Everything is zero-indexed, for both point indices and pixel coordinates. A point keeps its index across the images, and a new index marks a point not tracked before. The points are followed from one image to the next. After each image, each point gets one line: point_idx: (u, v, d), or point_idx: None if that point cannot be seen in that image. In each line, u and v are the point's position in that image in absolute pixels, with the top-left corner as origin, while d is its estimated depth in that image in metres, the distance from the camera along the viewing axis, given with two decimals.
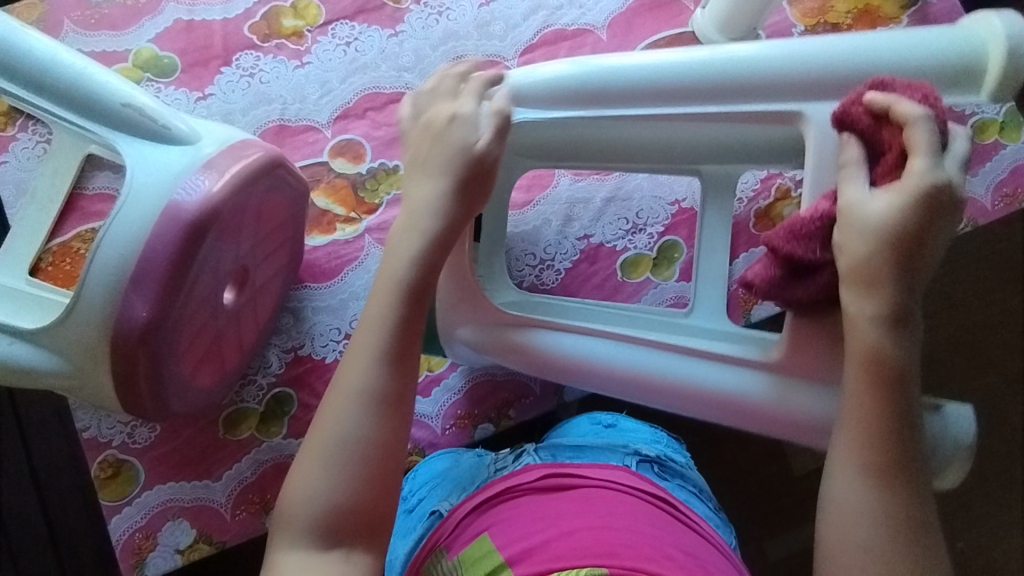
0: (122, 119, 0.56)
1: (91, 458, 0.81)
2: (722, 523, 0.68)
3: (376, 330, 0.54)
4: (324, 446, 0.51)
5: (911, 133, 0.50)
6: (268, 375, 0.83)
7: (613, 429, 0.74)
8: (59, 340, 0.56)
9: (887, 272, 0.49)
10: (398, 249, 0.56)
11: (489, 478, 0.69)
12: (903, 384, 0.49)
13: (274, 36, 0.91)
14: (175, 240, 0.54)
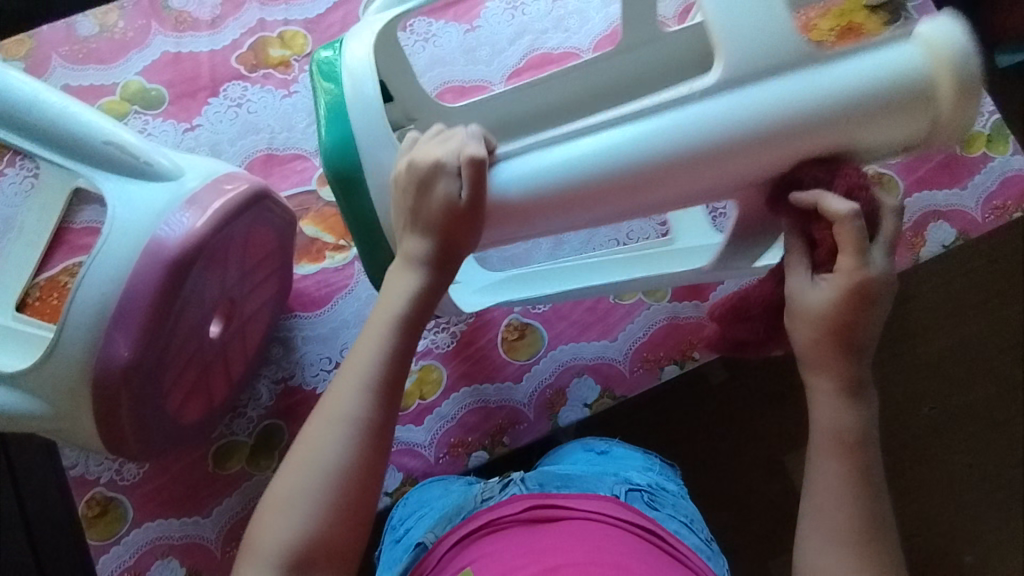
0: (104, 157, 0.55)
1: (79, 496, 0.79)
2: (714, 553, 0.67)
3: (389, 320, 0.55)
4: (339, 414, 0.52)
5: (839, 233, 0.48)
6: (258, 408, 0.82)
7: (606, 457, 0.75)
8: (40, 381, 0.55)
9: (833, 357, 0.51)
10: (367, 338, 0.55)
11: (474, 509, 0.67)
12: (867, 453, 0.51)
13: (261, 66, 0.91)
14: (157, 278, 0.54)
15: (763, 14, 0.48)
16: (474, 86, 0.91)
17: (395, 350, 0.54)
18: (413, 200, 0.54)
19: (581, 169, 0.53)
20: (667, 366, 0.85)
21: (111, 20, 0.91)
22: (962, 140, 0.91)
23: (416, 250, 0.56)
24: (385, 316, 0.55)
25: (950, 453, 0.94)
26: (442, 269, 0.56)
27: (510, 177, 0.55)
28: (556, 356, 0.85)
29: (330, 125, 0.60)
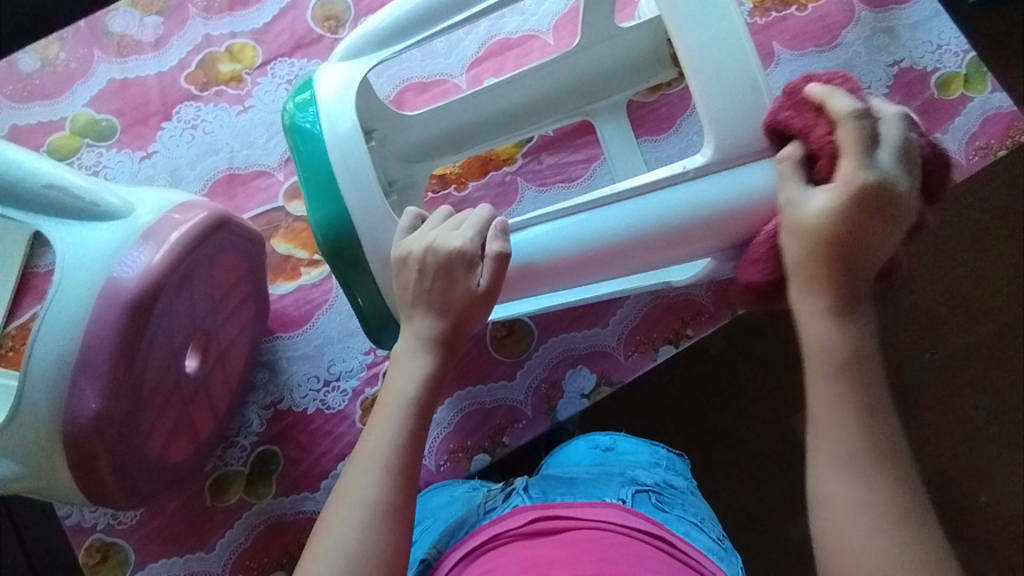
0: (48, 202, 0.52)
1: (78, 545, 0.78)
2: (726, 552, 0.65)
3: (401, 394, 0.51)
4: (354, 501, 0.48)
5: (839, 130, 0.46)
6: (250, 436, 0.80)
7: (611, 453, 0.75)
8: (9, 442, 0.52)
9: (828, 277, 0.46)
10: (379, 418, 0.51)
11: (477, 521, 0.65)
12: (864, 367, 0.45)
13: (212, 84, 0.88)
14: (117, 324, 0.51)
15: (725, 52, 0.55)
16: (435, 81, 0.89)
17: (410, 437, 0.50)
18: (430, 283, 0.52)
19: (602, 235, 0.57)
20: (661, 347, 0.83)
21: (51, 52, 0.88)
22: (939, 83, 0.89)
23: (427, 329, 0.53)
24: (397, 398, 0.51)
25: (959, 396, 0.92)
26: (449, 351, 0.53)
27: (525, 246, 0.58)
28: (549, 348, 0.83)
29: (318, 193, 0.56)
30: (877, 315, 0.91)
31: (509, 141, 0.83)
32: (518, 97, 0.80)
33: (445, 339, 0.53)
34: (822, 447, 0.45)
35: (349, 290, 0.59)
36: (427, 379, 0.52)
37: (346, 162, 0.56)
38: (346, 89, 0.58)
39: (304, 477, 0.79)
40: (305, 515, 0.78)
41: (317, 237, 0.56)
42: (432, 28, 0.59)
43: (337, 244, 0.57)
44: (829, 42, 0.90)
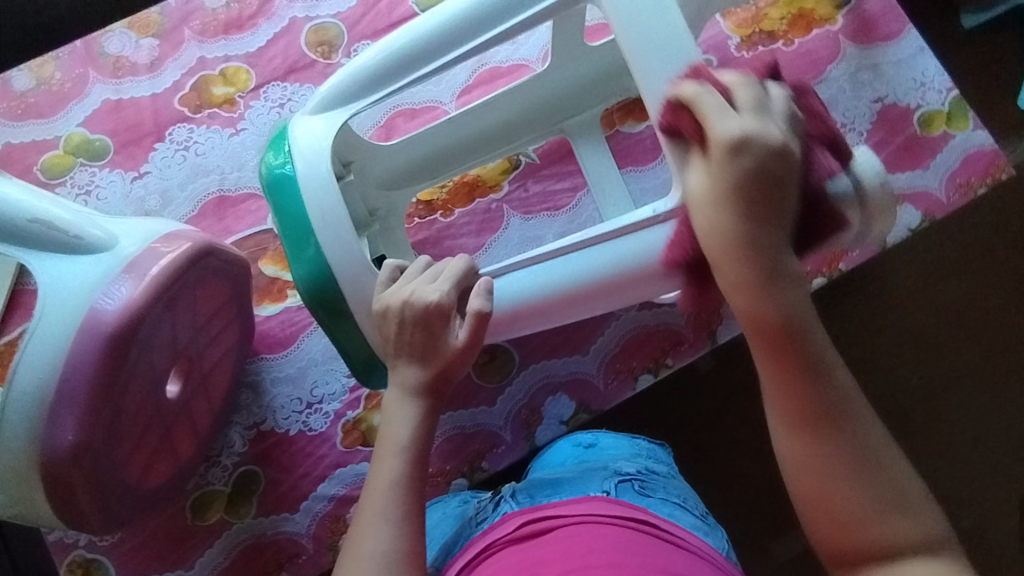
0: (31, 236, 0.53)
1: (59, 560, 0.79)
2: (710, 526, 0.68)
3: (394, 441, 0.52)
4: (365, 557, 0.48)
5: (697, 105, 0.50)
6: (232, 456, 0.81)
7: (592, 449, 0.76)
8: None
9: (731, 215, 0.46)
10: (376, 469, 0.52)
11: (470, 534, 0.66)
12: (793, 332, 0.45)
13: (205, 106, 0.89)
14: (95, 357, 0.52)
15: None
16: (425, 107, 0.90)
17: (414, 484, 0.52)
18: (410, 334, 0.54)
19: (564, 280, 0.59)
20: (640, 375, 0.84)
21: (47, 71, 0.89)
22: (921, 120, 0.90)
23: (411, 378, 0.54)
24: (393, 447, 0.52)
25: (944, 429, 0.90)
26: (437, 397, 0.54)
27: (505, 290, 0.60)
28: (529, 375, 0.84)
29: (298, 238, 0.58)
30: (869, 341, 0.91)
31: (499, 156, 0.85)
32: (492, 121, 0.83)
33: (432, 385, 0.54)
34: (776, 410, 0.45)
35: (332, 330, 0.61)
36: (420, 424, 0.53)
37: (324, 213, 0.57)
38: (319, 136, 0.59)
39: (284, 498, 0.80)
40: (285, 535, 0.80)
41: (298, 284, 0.57)
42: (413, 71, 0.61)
43: (319, 295, 0.58)
44: (814, 77, 0.92)
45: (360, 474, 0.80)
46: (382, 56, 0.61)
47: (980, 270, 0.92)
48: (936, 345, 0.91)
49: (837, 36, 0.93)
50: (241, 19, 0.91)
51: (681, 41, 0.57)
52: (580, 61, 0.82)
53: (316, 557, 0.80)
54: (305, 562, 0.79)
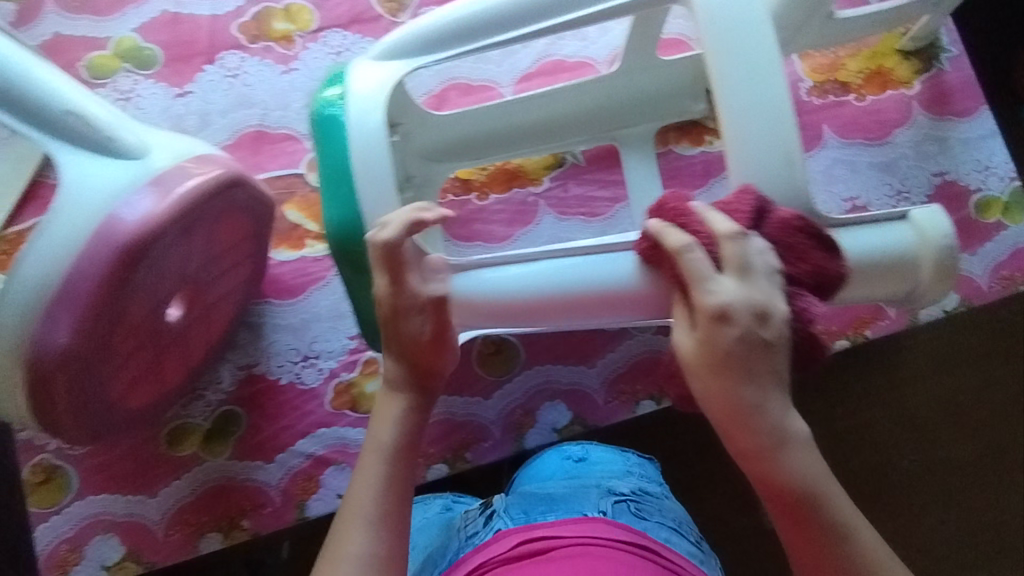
0: (65, 127, 0.51)
1: (25, 460, 0.78)
2: (706, 555, 0.67)
3: (381, 443, 0.54)
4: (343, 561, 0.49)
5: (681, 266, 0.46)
6: (218, 392, 0.80)
7: (581, 464, 0.75)
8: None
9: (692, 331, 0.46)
10: (364, 472, 0.53)
11: (460, 548, 0.65)
12: (735, 374, 0.45)
13: (262, 38, 0.87)
14: (104, 265, 0.50)
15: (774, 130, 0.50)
16: (481, 86, 0.88)
17: (393, 486, 0.53)
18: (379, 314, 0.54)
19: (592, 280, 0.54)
20: (642, 402, 0.82)
21: None
22: (978, 204, 0.88)
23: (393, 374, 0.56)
24: (379, 446, 0.54)
25: (925, 518, 0.90)
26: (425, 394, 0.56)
27: (539, 278, 0.55)
28: (531, 376, 0.82)
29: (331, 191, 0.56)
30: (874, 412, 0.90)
31: (545, 151, 0.83)
32: (548, 112, 0.81)
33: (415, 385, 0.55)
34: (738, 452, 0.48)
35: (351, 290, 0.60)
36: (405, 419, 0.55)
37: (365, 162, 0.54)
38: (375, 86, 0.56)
39: (262, 445, 0.79)
40: (255, 483, 0.78)
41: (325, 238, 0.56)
42: (489, 37, 0.59)
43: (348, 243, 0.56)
44: (879, 137, 0.89)
45: (342, 438, 0.79)
46: (452, 18, 0.59)
47: (993, 367, 0.90)
48: (933, 431, 0.90)
49: (911, 101, 0.90)
50: None
51: (771, 48, 0.50)
52: (647, 72, 0.80)
53: (281, 512, 0.78)
54: (269, 514, 0.78)
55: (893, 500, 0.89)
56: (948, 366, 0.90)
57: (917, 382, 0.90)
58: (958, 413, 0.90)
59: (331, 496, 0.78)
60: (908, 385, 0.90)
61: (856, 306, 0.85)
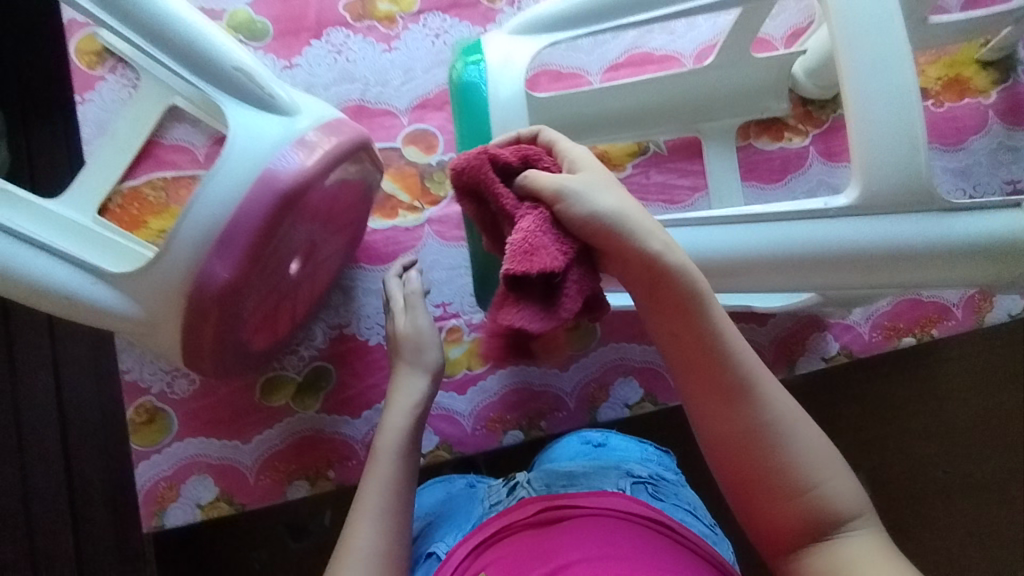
0: (230, 81, 0.57)
1: (128, 401, 0.82)
2: (720, 537, 0.70)
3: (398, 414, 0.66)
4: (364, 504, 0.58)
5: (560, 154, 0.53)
6: (311, 348, 0.84)
7: (602, 449, 0.77)
8: (139, 286, 0.58)
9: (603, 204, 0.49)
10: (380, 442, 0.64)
11: (484, 514, 0.68)
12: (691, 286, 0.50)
13: (366, 18, 0.91)
14: (264, 211, 0.55)
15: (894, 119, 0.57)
16: (571, 73, 0.92)
17: (410, 448, 0.64)
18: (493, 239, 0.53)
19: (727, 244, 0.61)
20: None
21: None
22: None
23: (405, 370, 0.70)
24: (402, 412, 0.66)
25: (956, 516, 0.95)
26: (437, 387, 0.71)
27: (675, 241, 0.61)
28: (605, 353, 0.86)
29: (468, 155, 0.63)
30: (915, 414, 0.95)
31: (632, 139, 0.87)
32: (639, 101, 0.84)
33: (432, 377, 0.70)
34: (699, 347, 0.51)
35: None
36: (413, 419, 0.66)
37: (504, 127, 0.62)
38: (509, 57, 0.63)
39: (350, 401, 0.83)
40: (341, 436, 0.82)
41: None
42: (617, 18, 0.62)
43: None
44: (954, 144, 0.92)
45: None
46: None
47: None
48: (969, 437, 0.95)
49: (987, 110, 0.93)
50: None
51: (898, 47, 0.58)
52: (738, 67, 0.83)
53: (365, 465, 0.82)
54: (353, 467, 0.82)
55: (919, 497, 0.95)
56: (987, 376, 0.96)
57: (957, 390, 0.95)
58: (996, 421, 0.95)
59: None
60: (946, 392, 0.95)
61: (924, 303, 0.88)
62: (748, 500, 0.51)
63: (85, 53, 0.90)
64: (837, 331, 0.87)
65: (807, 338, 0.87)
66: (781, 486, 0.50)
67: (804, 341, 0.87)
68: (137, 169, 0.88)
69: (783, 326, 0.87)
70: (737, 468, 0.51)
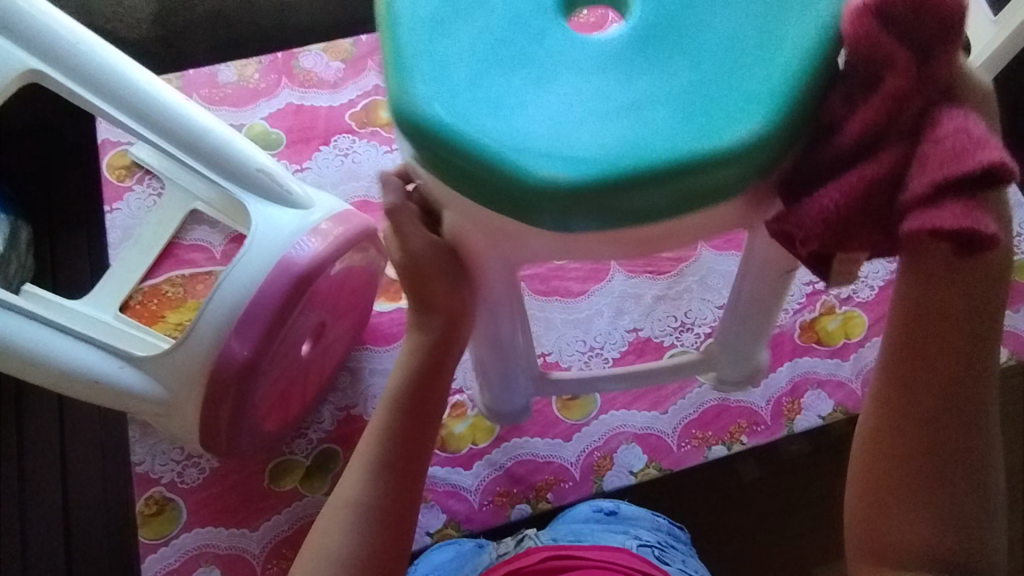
0: (254, 181, 0.65)
1: (139, 492, 0.83)
2: None
3: (400, 370, 0.60)
4: (365, 457, 0.57)
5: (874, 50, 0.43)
6: (319, 431, 0.86)
7: (613, 516, 0.78)
8: (164, 370, 0.63)
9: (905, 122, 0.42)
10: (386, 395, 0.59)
11: (489, 563, 0.72)
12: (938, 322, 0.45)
13: (370, 125, 1.02)
14: (280, 293, 0.61)
15: None
16: None
17: (408, 417, 0.58)
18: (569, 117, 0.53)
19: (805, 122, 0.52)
20: (714, 446, 0.87)
21: (248, 72, 1.04)
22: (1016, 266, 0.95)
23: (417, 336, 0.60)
24: (400, 370, 0.60)
25: None
26: (438, 352, 0.59)
27: None
28: (606, 421, 0.87)
29: (665, 50, 0.45)
30: None
31: None
32: None
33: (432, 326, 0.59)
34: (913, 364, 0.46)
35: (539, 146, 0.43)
36: (397, 404, 0.58)
37: None
38: None
39: None
40: None
41: None
42: None
43: None
44: None
45: (431, 476, 0.85)
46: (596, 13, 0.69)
47: None
48: None
49: None
50: None
51: None
52: None
53: None
54: None
55: None
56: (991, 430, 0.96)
57: None
58: None
59: (421, 533, 0.82)
60: None
61: None
62: (869, 503, 0.48)
63: (116, 168, 0.99)
64: (830, 388, 0.90)
65: (800, 396, 0.90)
66: (944, 507, 0.45)
67: (798, 400, 0.90)
68: (157, 268, 0.95)
69: (778, 386, 0.90)
70: (894, 459, 0.47)
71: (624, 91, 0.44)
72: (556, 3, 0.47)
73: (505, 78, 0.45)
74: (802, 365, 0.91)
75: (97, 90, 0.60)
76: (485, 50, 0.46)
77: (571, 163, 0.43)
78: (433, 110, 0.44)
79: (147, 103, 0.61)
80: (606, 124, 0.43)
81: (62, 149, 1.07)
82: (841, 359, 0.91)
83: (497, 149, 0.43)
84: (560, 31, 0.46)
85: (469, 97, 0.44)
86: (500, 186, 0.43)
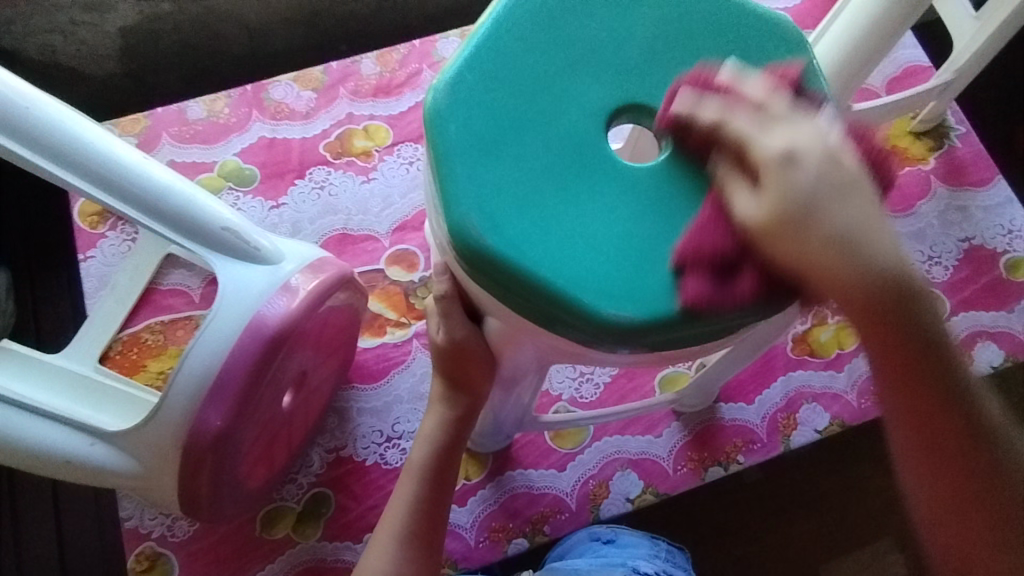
0: (220, 240, 0.63)
1: (129, 548, 0.82)
2: None
3: (428, 436, 0.58)
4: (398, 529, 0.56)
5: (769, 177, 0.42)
6: (309, 475, 0.85)
7: (611, 545, 0.75)
8: (136, 441, 0.62)
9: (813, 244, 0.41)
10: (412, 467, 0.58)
11: None
12: (937, 397, 0.44)
13: (345, 155, 1.00)
14: (253, 358, 0.61)
15: None
16: None
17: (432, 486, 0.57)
18: None
19: None
20: (710, 468, 0.86)
21: (218, 106, 1.02)
22: (1008, 265, 0.94)
23: (442, 410, 0.58)
24: (423, 437, 0.58)
25: None
26: (465, 422, 0.58)
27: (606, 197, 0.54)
28: (600, 447, 0.86)
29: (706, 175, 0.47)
30: None
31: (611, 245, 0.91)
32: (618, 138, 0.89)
33: (454, 400, 0.58)
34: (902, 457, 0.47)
35: (564, 268, 0.43)
36: (426, 472, 0.57)
37: None
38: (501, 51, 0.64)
39: (350, 526, 0.83)
40: (344, 564, 0.81)
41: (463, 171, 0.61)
42: None
43: None
44: (903, 210, 0.97)
45: None
46: None
47: None
48: None
49: (928, 176, 0.98)
50: (390, 86, 1.03)
51: None
52: None
53: None
54: None
55: None
56: None
57: None
58: None
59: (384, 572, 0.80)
60: None
61: None
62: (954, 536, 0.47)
63: (88, 215, 0.97)
64: (826, 402, 0.89)
65: (796, 410, 0.88)
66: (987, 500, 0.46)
67: (793, 414, 0.89)
68: (136, 315, 0.93)
69: (773, 402, 0.89)
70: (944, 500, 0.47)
71: (667, 215, 0.46)
72: (602, 120, 0.47)
73: (555, 204, 0.45)
74: (796, 380, 0.90)
75: (47, 153, 0.57)
76: (537, 170, 0.45)
77: (631, 300, 0.44)
78: (492, 240, 0.43)
79: (104, 166, 0.58)
80: (657, 259, 0.45)
81: (30, 193, 1.04)
82: (835, 371, 0.90)
83: (567, 288, 0.43)
84: (600, 149, 0.46)
85: (526, 222, 0.44)
86: (564, 323, 0.44)
